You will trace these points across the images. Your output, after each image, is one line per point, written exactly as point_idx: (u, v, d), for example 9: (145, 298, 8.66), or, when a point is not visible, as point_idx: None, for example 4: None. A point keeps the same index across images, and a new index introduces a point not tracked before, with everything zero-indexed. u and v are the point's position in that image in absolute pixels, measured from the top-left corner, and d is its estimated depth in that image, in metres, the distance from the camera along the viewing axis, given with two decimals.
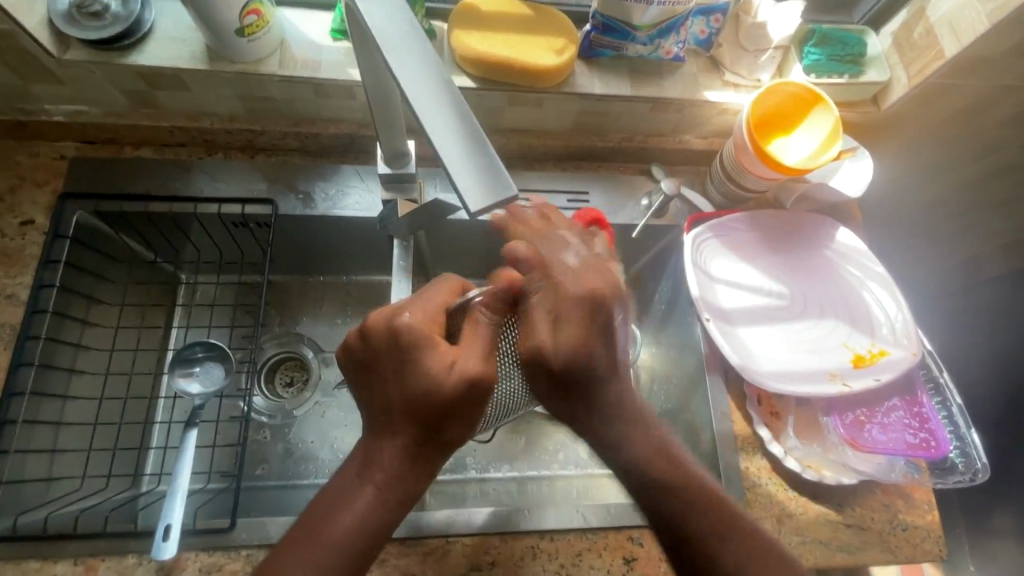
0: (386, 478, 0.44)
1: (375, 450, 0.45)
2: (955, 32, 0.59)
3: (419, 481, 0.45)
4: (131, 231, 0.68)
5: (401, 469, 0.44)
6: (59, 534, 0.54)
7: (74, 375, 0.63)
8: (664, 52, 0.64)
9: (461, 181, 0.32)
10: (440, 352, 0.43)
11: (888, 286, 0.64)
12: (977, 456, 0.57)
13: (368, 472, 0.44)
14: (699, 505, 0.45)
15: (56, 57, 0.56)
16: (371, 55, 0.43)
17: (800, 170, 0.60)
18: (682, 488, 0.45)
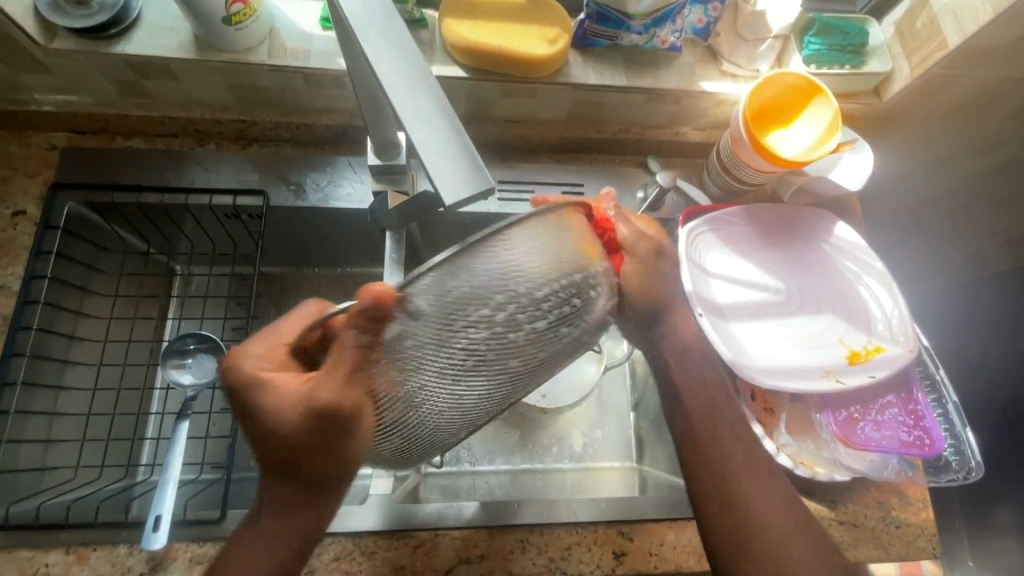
0: (277, 519, 0.40)
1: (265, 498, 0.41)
2: (959, 22, 0.58)
3: (314, 516, 0.41)
4: (122, 221, 0.68)
5: (290, 508, 0.40)
6: (52, 525, 0.54)
7: (67, 366, 0.63)
8: (660, 42, 0.62)
9: (436, 172, 0.31)
10: (285, 387, 0.39)
11: (885, 282, 0.63)
12: (971, 455, 0.56)
13: (258, 522, 0.41)
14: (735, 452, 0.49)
15: (43, 46, 0.56)
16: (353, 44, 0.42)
17: (798, 163, 0.59)
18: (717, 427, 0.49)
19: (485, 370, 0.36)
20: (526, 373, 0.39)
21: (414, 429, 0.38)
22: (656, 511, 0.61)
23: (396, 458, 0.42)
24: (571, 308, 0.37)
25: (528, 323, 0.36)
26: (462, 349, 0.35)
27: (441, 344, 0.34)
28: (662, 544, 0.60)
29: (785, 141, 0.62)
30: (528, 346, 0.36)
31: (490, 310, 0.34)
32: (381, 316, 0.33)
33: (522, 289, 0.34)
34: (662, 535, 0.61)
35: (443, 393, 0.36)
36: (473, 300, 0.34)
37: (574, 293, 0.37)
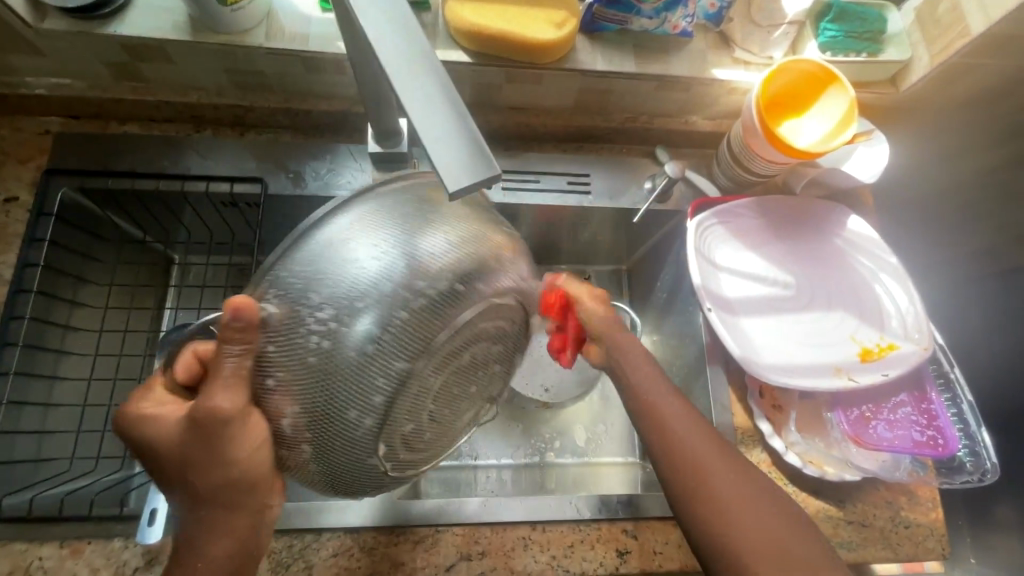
0: (202, 548, 0.41)
1: (185, 534, 0.42)
2: (983, 8, 0.56)
3: (238, 535, 0.42)
4: (117, 208, 0.66)
5: (215, 532, 0.42)
6: (46, 518, 0.53)
7: (62, 356, 0.62)
8: (671, 27, 0.60)
9: (438, 160, 0.30)
10: (168, 414, 0.42)
11: (900, 278, 0.61)
12: (986, 456, 0.55)
13: (182, 553, 0.41)
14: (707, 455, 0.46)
15: (33, 26, 0.54)
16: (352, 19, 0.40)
17: (814, 154, 0.57)
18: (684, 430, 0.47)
19: (358, 358, 0.37)
20: (422, 362, 0.38)
21: (319, 433, 0.39)
22: (661, 509, 0.60)
23: (336, 481, 0.41)
24: (439, 286, 0.39)
25: (384, 297, 0.37)
26: (323, 336, 0.37)
27: (301, 335, 0.37)
28: (665, 543, 0.59)
29: (798, 132, 0.60)
30: (388, 310, 0.37)
31: (342, 291, 0.37)
32: (246, 329, 0.37)
33: (354, 270, 0.38)
34: (666, 534, 0.60)
35: (321, 387, 0.37)
36: (322, 285, 0.38)
37: (436, 270, 0.39)
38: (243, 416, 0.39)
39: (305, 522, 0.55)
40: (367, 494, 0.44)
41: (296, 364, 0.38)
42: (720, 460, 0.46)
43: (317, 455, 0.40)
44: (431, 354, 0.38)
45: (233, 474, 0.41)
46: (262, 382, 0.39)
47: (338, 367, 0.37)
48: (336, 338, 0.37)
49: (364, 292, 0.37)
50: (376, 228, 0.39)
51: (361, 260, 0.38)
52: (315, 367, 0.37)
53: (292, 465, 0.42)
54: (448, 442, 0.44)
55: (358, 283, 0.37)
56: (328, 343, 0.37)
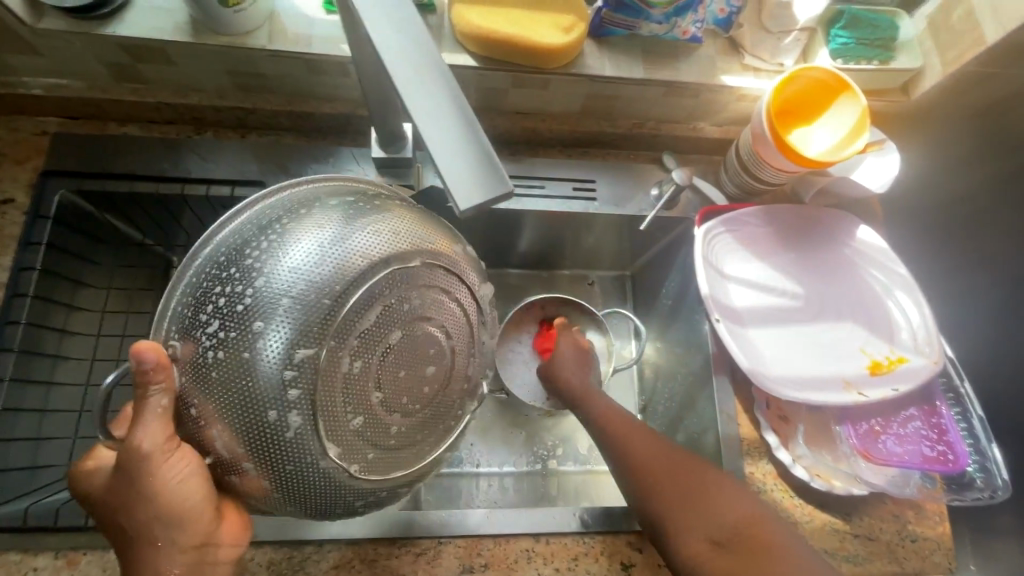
0: None
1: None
2: (998, 16, 0.55)
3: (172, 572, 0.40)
4: (114, 210, 0.64)
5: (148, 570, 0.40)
6: (40, 527, 0.52)
7: (58, 361, 0.61)
8: (681, 32, 0.59)
9: (450, 177, 0.30)
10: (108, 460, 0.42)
11: (912, 290, 0.60)
12: (997, 473, 0.55)
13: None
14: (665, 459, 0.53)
15: (30, 26, 0.53)
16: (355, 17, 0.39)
17: (824, 163, 0.56)
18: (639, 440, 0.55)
19: (259, 357, 0.36)
20: (337, 345, 0.37)
21: (257, 452, 0.37)
22: None
23: (301, 498, 0.39)
24: (332, 266, 0.38)
25: (270, 291, 0.36)
26: (218, 348, 0.36)
27: (202, 357, 0.37)
28: None
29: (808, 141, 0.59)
30: (277, 300, 0.36)
31: (231, 295, 0.37)
32: (158, 371, 0.36)
33: (234, 277, 0.37)
34: None
35: (236, 401, 0.36)
36: (208, 298, 0.37)
37: (325, 251, 0.38)
38: (167, 454, 0.38)
39: (304, 533, 0.54)
40: (353, 510, 0.42)
41: (205, 386, 0.37)
42: (656, 445, 0.54)
43: (268, 475, 0.38)
44: (334, 331, 0.37)
45: (168, 514, 0.40)
46: (187, 416, 0.38)
47: (240, 371, 0.36)
48: (230, 343, 0.36)
49: (248, 289, 0.37)
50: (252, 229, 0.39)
51: (241, 260, 0.37)
52: (219, 380, 0.36)
53: (255, 497, 0.40)
54: (423, 432, 0.42)
55: (247, 282, 0.37)
56: (225, 351, 0.36)
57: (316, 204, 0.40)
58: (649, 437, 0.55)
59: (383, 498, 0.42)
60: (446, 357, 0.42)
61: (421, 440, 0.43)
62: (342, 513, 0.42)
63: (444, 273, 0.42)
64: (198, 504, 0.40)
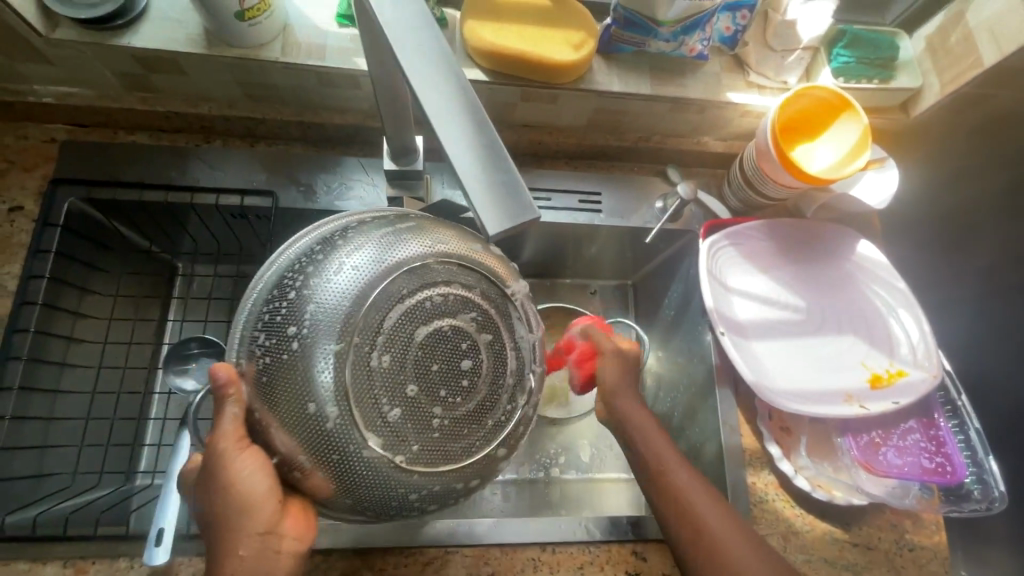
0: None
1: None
2: (996, 39, 0.56)
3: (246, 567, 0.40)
4: (123, 218, 0.65)
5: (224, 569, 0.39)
6: (49, 536, 0.52)
7: (64, 369, 0.61)
8: (687, 50, 0.60)
9: (479, 203, 0.31)
10: None
11: (911, 306, 0.61)
12: (994, 484, 0.56)
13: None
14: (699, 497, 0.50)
15: (44, 36, 0.53)
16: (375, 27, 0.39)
17: (825, 180, 0.58)
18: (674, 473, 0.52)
19: (296, 356, 0.37)
20: (366, 338, 0.38)
21: (306, 449, 0.38)
22: None
23: (355, 492, 0.39)
24: (357, 268, 0.39)
25: (305, 296, 0.39)
26: (265, 355, 0.39)
27: (256, 368, 0.39)
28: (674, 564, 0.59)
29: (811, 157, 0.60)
30: (310, 303, 0.38)
31: (272, 306, 0.40)
32: (230, 386, 0.39)
33: (278, 292, 0.40)
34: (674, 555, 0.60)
35: (280, 402, 0.38)
36: (256, 315, 0.41)
37: (350, 257, 0.40)
38: (238, 451, 0.39)
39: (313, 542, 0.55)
40: (412, 507, 0.40)
41: (259, 393, 0.39)
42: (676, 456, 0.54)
43: (323, 473, 0.39)
44: (363, 324, 0.38)
45: (240, 511, 0.40)
46: (253, 429, 0.40)
47: (283, 371, 0.38)
48: (274, 348, 0.38)
49: (288, 297, 0.39)
50: (290, 250, 0.42)
51: (280, 278, 0.41)
52: (268, 383, 0.38)
53: (321, 499, 0.40)
54: (471, 425, 0.41)
55: (284, 291, 0.40)
56: (270, 357, 0.38)
57: (347, 223, 0.43)
58: (670, 446, 0.55)
59: (443, 494, 0.41)
60: (481, 349, 0.41)
61: (470, 432, 0.41)
62: (402, 511, 0.41)
63: (470, 270, 0.42)
64: (265, 502, 0.40)
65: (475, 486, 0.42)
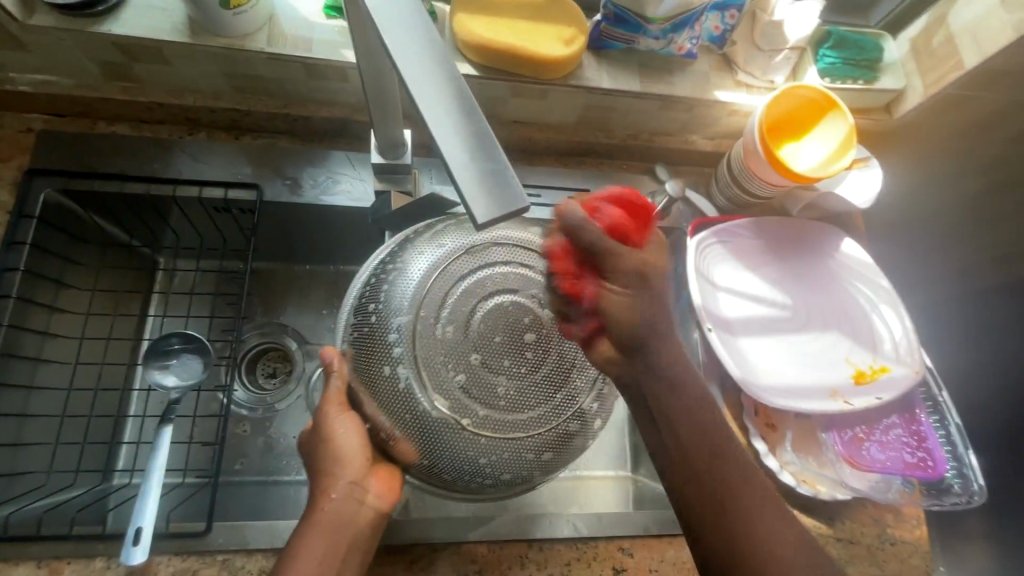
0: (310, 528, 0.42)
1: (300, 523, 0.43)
2: (977, 42, 0.57)
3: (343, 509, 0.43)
4: (103, 211, 0.64)
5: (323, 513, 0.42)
6: (21, 536, 0.51)
7: (39, 365, 0.58)
8: (677, 48, 0.60)
9: (468, 191, 0.29)
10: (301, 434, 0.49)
11: (895, 305, 0.62)
12: (973, 478, 0.57)
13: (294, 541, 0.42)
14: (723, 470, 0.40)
15: (21, 22, 0.51)
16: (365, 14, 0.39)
17: (810, 178, 0.58)
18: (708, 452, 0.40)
19: (377, 328, 0.45)
20: (432, 311, 0.44)
21: (386, 410, 0.44)
22: (657, 527, 0.60)
23: (431, 451, 0.44)
24: (433, 255, 0.47)
25: (386, 280, 0.47)
26: (355, 331, 0.47)
27: (349, 344, 0.47)
28: (661, 560, 0.59)
29: (797, 155, 0.61)
30: (389, 284, 0.46)
31: (365, 292, 0.48)
32: (334, 362, 0.46)
33: (367, 281, 0.49)
34: (661, 551, 0.60)
35: (364, 368, 0.45)
36: (353, 302, 0.50)
37: (424, 249, 0.48)
38: (338, 414, 0.44)
39: None
40: (484, 471, 0.44)
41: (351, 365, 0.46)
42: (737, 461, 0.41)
43: (402, 434, 0.44)
44: (431, 299, 0.45)
45: (335, 460, 0.43)
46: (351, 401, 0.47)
47: (367, 340, 0.45)
48: (363, 323, 0.46)
49: (375, 282, 0.47)
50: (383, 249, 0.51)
51: (372, 270, 0.50)
52: (357, 353, 0.46)
53: (410, 462, 0.46)
54: (537, 392, 0.45)
55: (373, 279, 0.48)
56: (360, 331, 0.46)
57: (423, 226, 0.52)
58: (732, 451, 0.41)
59: (513, 462, 0.44)
60: (542, 325, 0.45)
61: (535, 400, 0.45)
62: (476, 478, 0.45)
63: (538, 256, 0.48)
64: (357, 458, 0.44)
65: (548, 457, 0.45)
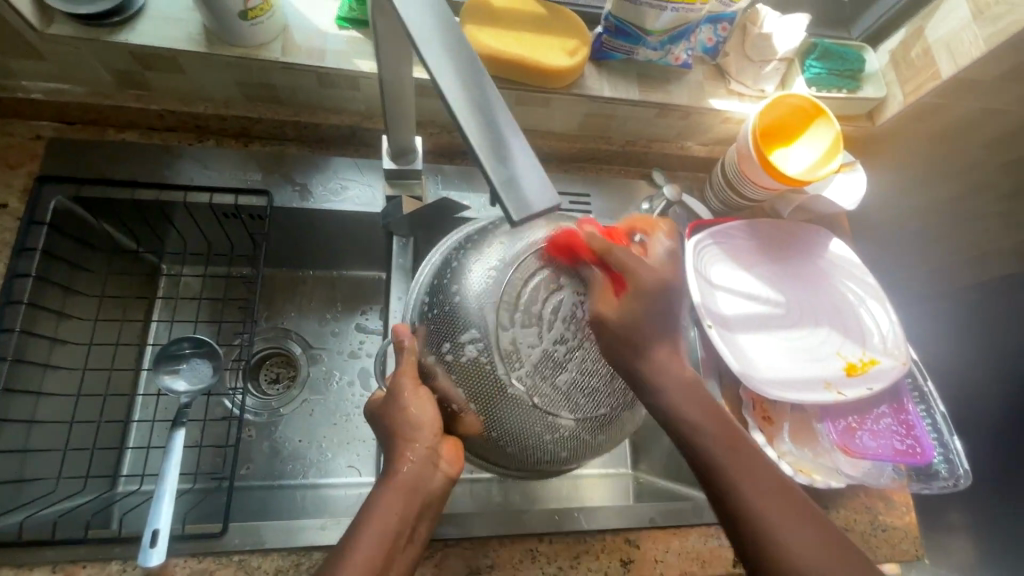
0: (391, 484, 0.41)
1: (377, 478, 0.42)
2: (952, 55, 0.62)
3: (422, 473, 0.41)
4: (111, 217, 0.64)
5: (404, 473, 0.41)
6: (36, 540, 0.51)
7: (48, 370, 0.58)
8: (673, 59, 0.64)
9: (501, 187, 0.31)
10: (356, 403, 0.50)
11: (880, 299, 0.66)
12: (959, 463, 0.60)
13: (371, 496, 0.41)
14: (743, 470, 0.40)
15: (39, 31, 0.52)
16: (391, 24, 0.41)
17: (801, 181, 0.61)
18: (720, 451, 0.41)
19: (459, 307, 0.46)
20: (509, 300, 0.45)
21: (464, 384, 0.45)
22: (661, 518, 0.62)
23: (501, 427, 0.45)
24: (507, 247, 0.49)
25: (466, 264, 0.49)
26: (433, 310, 0.48)
27: (425, 321, 0.49)
28: (667, 550, 0.61)
29: (787, 159, 0.64)
30: (470, 268, 0.48)
31: (440, 276, 0.50)
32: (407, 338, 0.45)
33: (443, 265, 0.50)
34: (666, 542, 0.62)
35: (441, 345, 0.46)
36: (425, 285, 0.51)
37: (499, 240, 0.50)
38: (413, 387, 0.44)
39: (315, 537, 0.55)
40: (545, 447, 0.46)
41: (427, 341, 0.48)
42: (769, 485, 0.40)
43: (473, 410, 0.45)
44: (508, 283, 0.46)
45: (416, 426, 0.43)
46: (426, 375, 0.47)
47: (449, 318, 0.47)
48: (444, 301, 0.48)
49: (454, 265, 0.49)
50: (451, 241, 0.53)
51: (445, 259, 0.51)
52: (435, 331, 0.47)
53: (474, 437, 0.47)
54: (598, 379, 0.47)
55: (447, 265, 0.50)
56: (439, 309, 0.48)
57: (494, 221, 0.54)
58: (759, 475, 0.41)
59: (572, 439, 0.46)
60: None
61: (596, 388, 0.47)
62: (536, 454, 0.47)
63: None
64: (432, 427, 0.43)
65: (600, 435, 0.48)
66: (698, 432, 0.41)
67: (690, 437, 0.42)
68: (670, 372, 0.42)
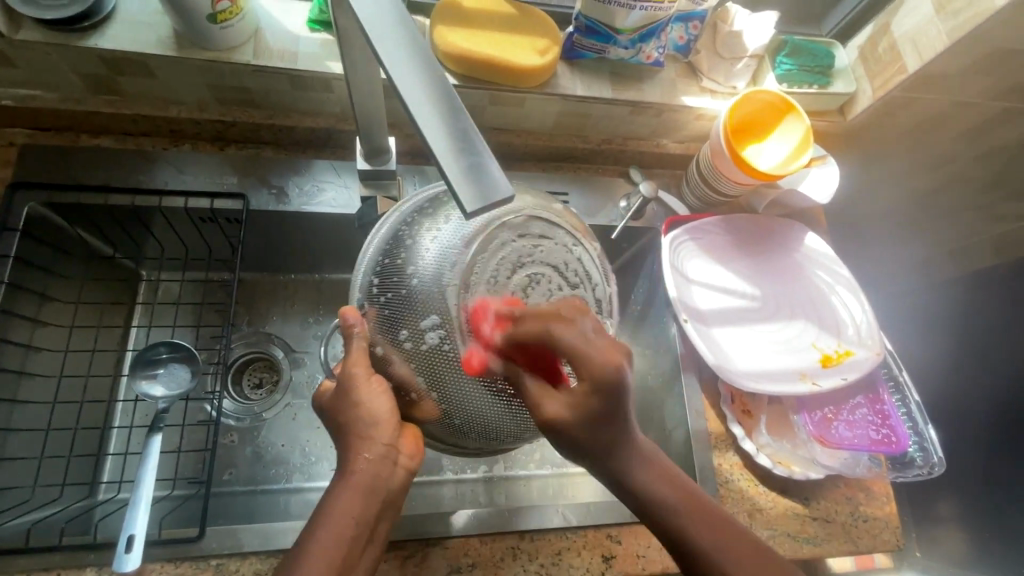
0: (351, 485, 0.43)
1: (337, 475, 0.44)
2: (917, 49, 0.63)
3: (381, 473, 0.44)
4: (87, 223, 0.64)
5: (366, 474, 0.43)
6: (10, 549, 0.50)
7: (23, 378, 0.58)
8: (645, 57, 0.64)
9: (457, 181, 0.31)
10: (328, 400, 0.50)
11: (854, 291, 0.67)
12: (933, 451, 0.61)
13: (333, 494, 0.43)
14: (706, 531, 0.45)
15: (7, 37, 0.52)
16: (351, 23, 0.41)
17: (774, 176, 0.62)
18: (684, 522, 0.45)
19: (415, 291, 0.44)
20: (469, 280, 0.43)
21: (424, 370, 0.44)
22: None
23: (462, 415, 0.45)
24: (463, 223, 0.46)
25: (420, 241, 0.46)
26: (385, 293, 0.45)
27: (377, 304, 0.46)
28: (649, 546, 0.61)
29: (760, 154, 0.65)
30: (423, 245, 0.45)
31: (392, 253, 0.46)
32: (358, 325, 0.45)
33: (393, 242, 0.47)
34: (648, 537, 0.62)
35: (399, 330, 0.44)
36: (373, 263, 0.48)
37: (454, 213, 0.46)
38: (367, 380, 0.45)
39: (293, 540, 0.55)
40: (508, 430, 0.46)
41: (381, 326, 0.45)
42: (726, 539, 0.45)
43: (433, 394, 0.44)
44: (466, 263, 0.43)
45: (371, 427, 0.44)
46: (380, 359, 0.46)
47: (404, 301, 0.44)
48: (397, 283, 0.45)
49: (406, 243, 0.46)
50: (403, 210, 0.50)
51: (395, 232, 0.48)
52: (390, 315, 0.44)
53: (433, 421, 0.46)
54: None
55: (399, 241, 0.47)
56: (392, 292, 0.45)
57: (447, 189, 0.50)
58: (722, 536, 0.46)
59: (534, 419, 0.46)
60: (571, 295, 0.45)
61: None
62: (498, 436, 0.46)
63: (564, 230, 0.47)
64: (388, 423, 0.44)
65: None
66: (673, 515, 0.45)
67: (667, 519, 0.45)
68: (632, 456, 0.44)
